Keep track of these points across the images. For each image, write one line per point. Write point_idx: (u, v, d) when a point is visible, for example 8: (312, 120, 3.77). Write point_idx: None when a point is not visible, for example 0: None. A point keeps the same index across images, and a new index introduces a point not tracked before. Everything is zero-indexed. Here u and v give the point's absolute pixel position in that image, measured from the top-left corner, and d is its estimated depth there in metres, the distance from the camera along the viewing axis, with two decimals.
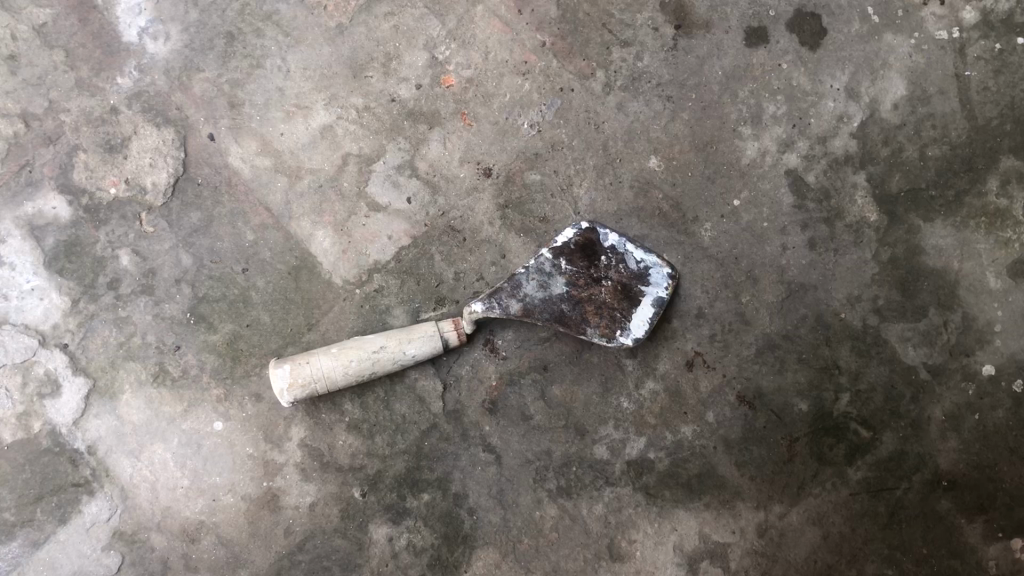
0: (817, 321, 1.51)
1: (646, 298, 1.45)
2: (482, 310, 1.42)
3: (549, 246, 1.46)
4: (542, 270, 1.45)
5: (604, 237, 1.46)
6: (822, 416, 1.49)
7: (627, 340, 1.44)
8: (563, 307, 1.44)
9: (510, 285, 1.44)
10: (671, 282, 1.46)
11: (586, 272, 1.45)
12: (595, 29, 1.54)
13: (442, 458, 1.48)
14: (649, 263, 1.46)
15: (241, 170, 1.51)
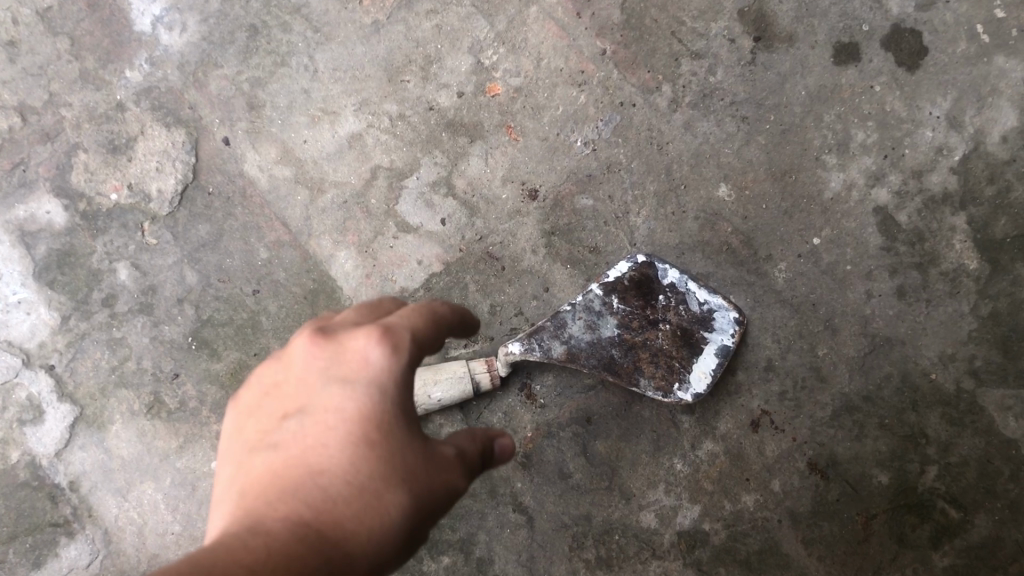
0: (904, 381, 1.31)
1: (709, 347, 1.25)
2: (519, 352, 1.24)
3: (600, 281, 1.27)
4: (591, 308, 1.26)
5: (662, 273, 1.27)
6: (904, 491, 1.30)
7: (685, 395, 1.25)
8: (612, 353, 1.25)
9: (553, 324, 1.26)
10: (739, 329, 1.25)
11: (641, 313, 1.26)
12: (663, 38, 1.36)
13: (466, 517, 1.32)
14: (714, 305, 1.26)
15: (257, 180, 1.35)
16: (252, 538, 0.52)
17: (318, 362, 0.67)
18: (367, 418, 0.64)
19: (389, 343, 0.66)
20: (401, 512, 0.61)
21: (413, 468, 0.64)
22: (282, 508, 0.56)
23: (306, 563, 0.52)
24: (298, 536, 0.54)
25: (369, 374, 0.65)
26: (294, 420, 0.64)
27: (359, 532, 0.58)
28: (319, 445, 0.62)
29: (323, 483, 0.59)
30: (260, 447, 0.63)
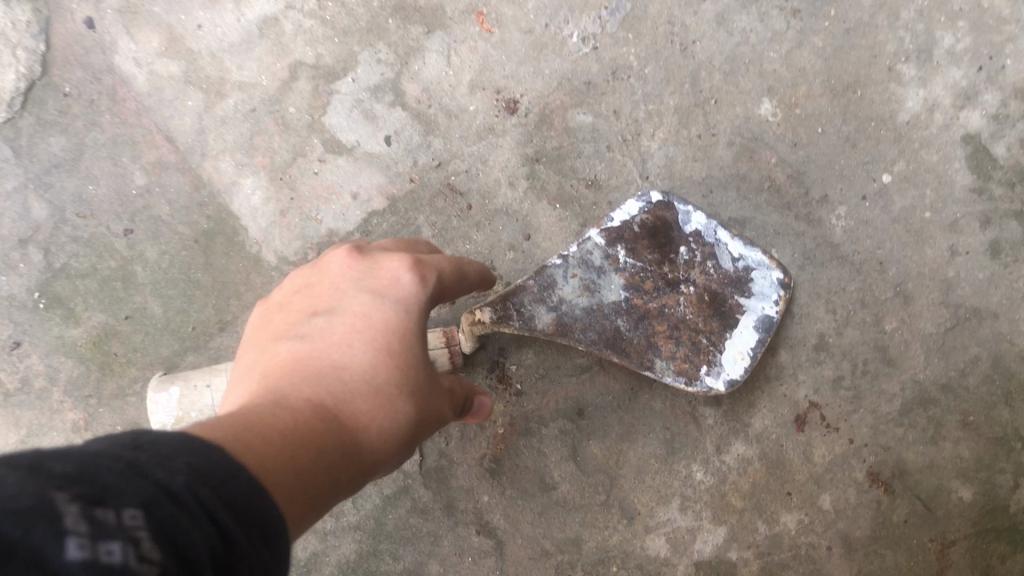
0: (995, 367, 0.99)
1: (748, 317, 0.92)
2: (492, 323, 0.90)
3: (600, 227, 0.93)
4: (589, 264, 0.92)
5: (683, 218, 0.93)
6: (991, 511, 0.98)
7: (715, 384, 0.92)
8: (618, 324, 0.92)
9: (538, 284, 0.91)
10: (784, 294, 0.93)
11: (657, 272, 0.92)
12: None
13: (414, 541, 0.98)
14: (753, 261, 0.93)
15: (132, 77, 0.99)
16: (271, 418, 0.50)
17: (352, 271, 0.66)
18: (395, 330, 0.62)
19: (421, 270, 0.67)
20: (408, 420, 0.59)
21: (424, 385, 0.62)
22: (302, 389, 0.55)
23: (313, 453, 0.50)
24: (316, 421, 0.53)
25: (398, 292, 0.64)
26: (320, 318, 0.62)
27: (370, 429, 0.56)
28: (340, 342, 0.60)
29: (339, 379, 0.57)
30: (285, 337, 0.61)
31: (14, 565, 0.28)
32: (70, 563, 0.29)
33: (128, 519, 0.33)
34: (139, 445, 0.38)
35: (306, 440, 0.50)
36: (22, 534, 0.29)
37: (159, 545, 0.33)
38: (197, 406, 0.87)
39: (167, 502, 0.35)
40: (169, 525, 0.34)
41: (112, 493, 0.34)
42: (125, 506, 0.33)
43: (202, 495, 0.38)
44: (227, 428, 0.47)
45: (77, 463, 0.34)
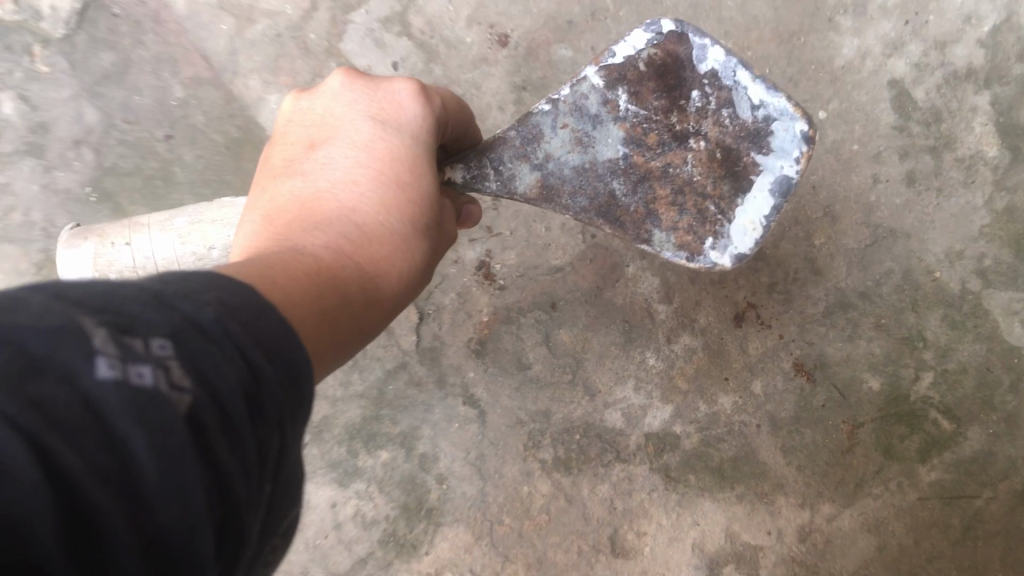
0: (905, 278, 1.18)
1: (764, 182, 0.81)
2: (465, 178, 0.83)
3: (599, 66, 0.84)
4: (583, 111, 0.83)
5: (697, 55, 0.83)
6: (895, 399, 1.18)
7: (720, 260, 0.82)
8: (612, 185, 0.83)
9: (520, 136, 0.83)
10: (808, 150, 0.81)
11: (662, 121, 0.83)
12: None
13: (409, 408, 1.15)
14: (772, 111, 0.81)
15: (173, 2, 1.13)
16: (303, 259, 0.59)
17: (355, 98, 0.74)
18: (403, 162, 0.71)
19: (422, 95, 0.74)
20: (418, 257, 0.70)
21: (432, 218, 0.72)
22: (320, 229, 0.64)
23: (349, 289, 0.60)
24: (341, 266, 0.62)
25: (400, 121, 0.73)
26: (330, 156, 0.72)
27: (390, 264, 0.67)
28: (352, 183, 0.69)
29: (357, 218, 0.67)
30: (295, 173, 0.71)
31: (44, 378, 0.31)
32: (100, 381, 0.32)
33: (157, 347, 0.34)
34: (166, 281, 0.39)
35: (337, 284, 0.60)
36: (53, 349, 0.32)
37: (191, 374, 0.35)
38: (115, 265, 0.90)
39: (197, 334, 0.36)
40: (198, 354, 0.36)
41: (138, 321, 0.35)
42: (154, 337, 0.35)
43: (231, 327, 0.38)
44: (260, 264, 0.54)
45: (101, 291, 0.35)
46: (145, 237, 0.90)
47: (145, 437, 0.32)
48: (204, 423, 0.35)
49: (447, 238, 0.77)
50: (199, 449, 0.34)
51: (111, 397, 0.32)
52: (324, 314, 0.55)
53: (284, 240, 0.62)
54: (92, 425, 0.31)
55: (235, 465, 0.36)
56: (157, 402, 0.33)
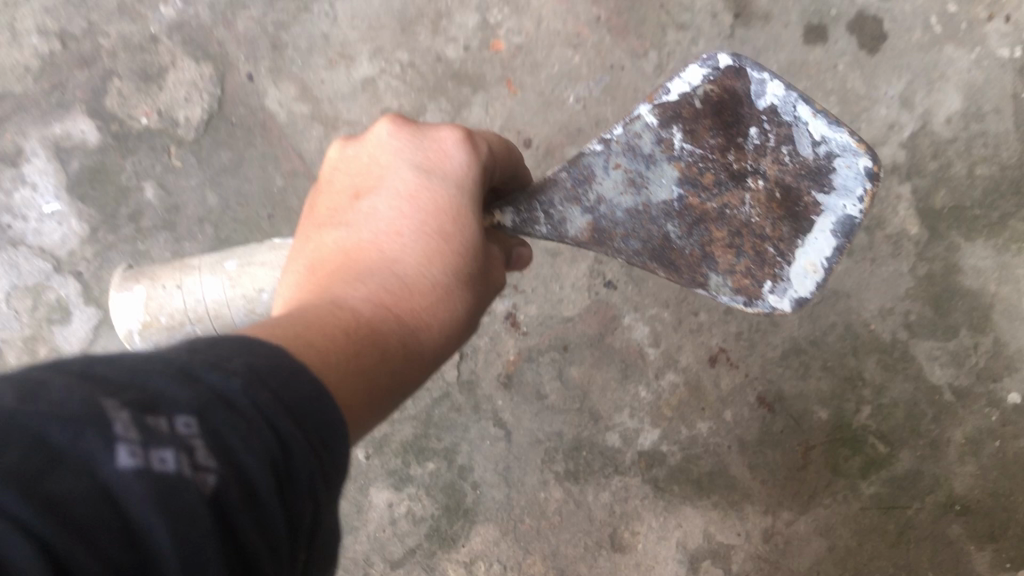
0: (847, 330, 1.47)
1: (828, 221, 0.93)
2: (520, 223, 0.97)
3: (652, 105, 0.98)
4: (635, 150, 0.98)
5: (756, 92, 0.95)
6: (840, 426, 1.47)
7: (781, 304, 0.95)
8: (668, 227, 0.96)
9: (574, 179, 0.98)
10: (870, 186, 0.92)
11: (719, 162, 0.95)
12: (653, 9, 1.47)
13: (451, 428, 1.47)
14: (832, 147, 0.92)
15: (276, 113, 1.47)
16: (353, 314, 0.70)
17: (405, 150, 0.85)
18: (446, 213, 0.81)
19: (467, 151, 0.85)
20: (459, 306, 0.79)
21: (473, 265, 0.81)
22: (361, 281, 0.74)
23: (392, 344, 0.71)
24: (382, 323, 0.71)
25: (445, 173, 0.83)
26: (377, 204, 0.82)
27: (434, 317, 0.76)
28: (397, 235, 0.79)
29: (397, 270, 0.77)
30: (345, 221, 0.82)
31: (68, 469, 0.37)
32: (119, 467, 0.38)
33: (181, 427, 0.42)
34: (198, 349, 0.48)
35: (381, 338, 0.70)
36: (74, 439, 0.38)
37: (212, 454, 0.42)
38: (164, 307, 1.02)
39: (220, 404, 0.44)
40: (217, 426, 0.43)
41: (167, 402, 0.43)
42: (179, 415, 0.43)
43: (258, 399, 0.46)
44: (305, 323, 0.64)
45: (132, 370, 0.43)
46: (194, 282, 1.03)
47: (165, 520, 0.38)
48: (230, 500, 0.42)
49: (491, 285, 0.86)
50: (223, 526, 0.41)
51: (131, 481, 0.38)
52: (366, 364, 0.66)
53: (329, 292, 0.72)
54: (110, 510, 0.37)
55: (257, 536, 0.43)
56: (176, 484, 0.39)
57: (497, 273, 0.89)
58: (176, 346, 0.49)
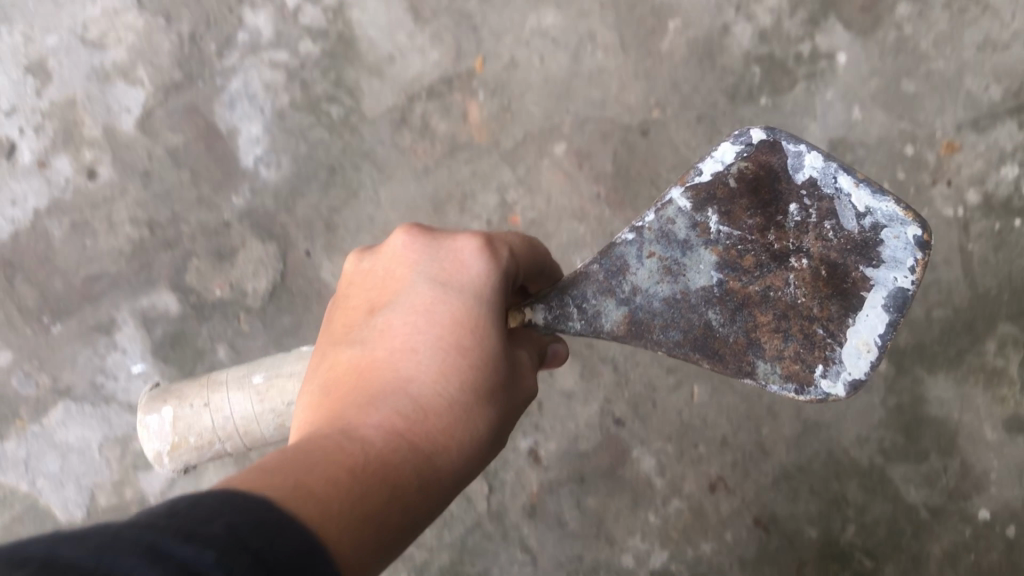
0: (829, 456, 1.67)
1: (879, 293, 1.03)
2: (552, 321, 1.11)
3: (685, 188, 1.11)
4: (673, 237, 1.10)
5: (794, 168, 1.08)
6: (830, 544, 1.65)
7: (835, 388, 1.05)
8: (710, 316, 1.08)
9: (607, 270, 1.11)
10: (921, 256, 1.03)
11: (759, 241, 1.07)
12: (644, 185, 1.74)
13: (484, 554, 1.71)
14: (876, 221, 1.04)
15: (330, 283, 1.72)
16: (372, 433, 0.86)
17: (422, 265, 1.03)
18: (461, 330, 0.96)
19: (485, 265, 1.01)
20: (478, 417, 0.94)
21: (491, 375, 0.96)
22: (384, 403, 0.91)
23: (411, 457, 0.87)
24: (399, 447, 0.87)
25: (462, 287, 0.99)
26: (403, 322, 0.99)
27: (452, 432, 0.92)
28: (420, 354, 0.95)
29: (417, 390, 0.93)
30: (375, 336, 0.99)
31: None
32: None
33: None
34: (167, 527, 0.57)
35: (401, 453, 0.86)
36: None
37: None
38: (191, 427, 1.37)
39: None
40: None
41: None
42: None
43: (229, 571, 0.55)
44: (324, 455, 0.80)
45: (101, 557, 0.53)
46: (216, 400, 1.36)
47: None
48: None
49: (518, 389, 1.01)
50: None
51: None
52: (385, 477, 0.82)
53: (356, 414, 0.89)
54: None
55: None
56: None
57: (527, 377, 1.04)
58: (155, 509, 0.60)
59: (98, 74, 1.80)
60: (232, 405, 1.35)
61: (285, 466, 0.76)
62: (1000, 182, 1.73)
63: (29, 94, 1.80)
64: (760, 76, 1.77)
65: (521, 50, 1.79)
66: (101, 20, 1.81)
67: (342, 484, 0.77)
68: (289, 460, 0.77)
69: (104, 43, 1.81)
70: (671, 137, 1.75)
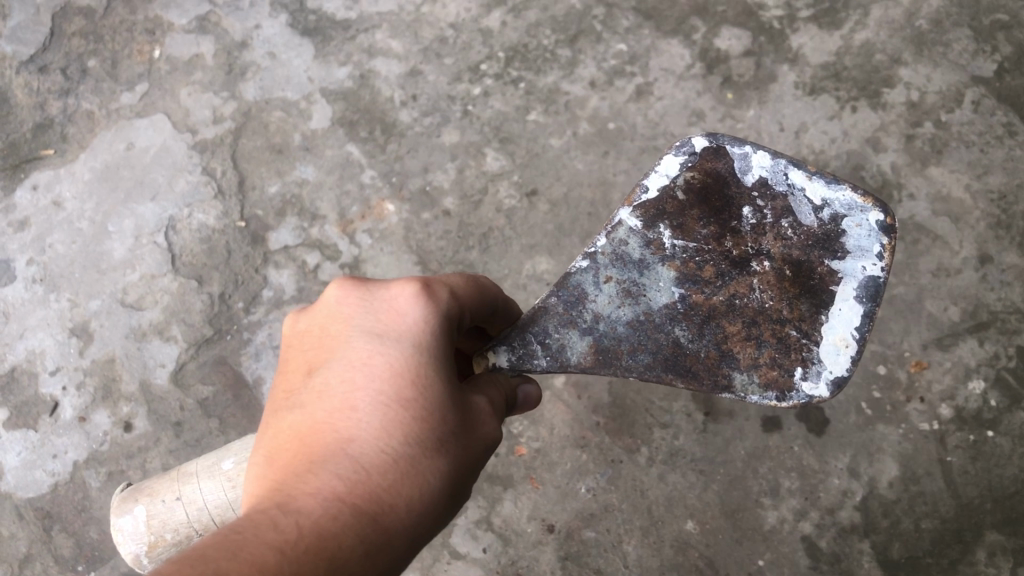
0: None
1: (849, 284, 1.12)
2: (516, 360, 1.12)
3: (633, 210, 1.17)
4: (628, 259, 1.14)
5: (743, 171, 1.17)
6: None
7: (819, 389, 1.10)
8: (677, 334, 1.11)
9: (564, 302, 1.13)
10: (887, 238, 1.13)
11: (717, 250, 1.13)
12: (640, 413, 1.91)
13: None
14: (833, 211, 1.14)
15: None
16: (309, 504, 0.80)
17: (358, 319, 0.98)
18: (403, 380, 0.92)
19: (422, 311, 0.97)
20: (429, 469, 0.89)
21: (439, 426, 0.92)
22: (323, 467, 0.85)
23: (355, 525, 0.81)
24: (340, 511, 0.81)
25: (400, 335, 0.95)
26: (338, 377, 0.94)
27: (400, 489, 0.87)
28: (360, 411, 0.90)
29: (359, 449, 0.87)
30: (310, 395, 0.94)
31: None
32: None
33: None
34: None
35: (341, 524, 0.80)
36: None
37: None
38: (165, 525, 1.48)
39: None
40: None
41: None
42: None
43: None
44: (248, 533, 0.75)
45: None
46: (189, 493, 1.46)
47: None
48: None
49: (473, 435, 0.97)
50: None
51: None
52: (322, 554, 0.76)
53: (290, 483, 0.83)
54: None
55: None
56: None
57: (486, 425, 1.00)
58: None
59: (135, 333, 1.99)
60: (204, 497, 1.44)
61: (205, 559, 0.69)
62: (969, 395, 1.87)
63: (73, 354, 2.00)
64: None
65: (519, 293, 1.97)
66: (139, 284, 2.03)
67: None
68: (210, 548, 0.71)
69: (141, 305, 2.01)
70: None
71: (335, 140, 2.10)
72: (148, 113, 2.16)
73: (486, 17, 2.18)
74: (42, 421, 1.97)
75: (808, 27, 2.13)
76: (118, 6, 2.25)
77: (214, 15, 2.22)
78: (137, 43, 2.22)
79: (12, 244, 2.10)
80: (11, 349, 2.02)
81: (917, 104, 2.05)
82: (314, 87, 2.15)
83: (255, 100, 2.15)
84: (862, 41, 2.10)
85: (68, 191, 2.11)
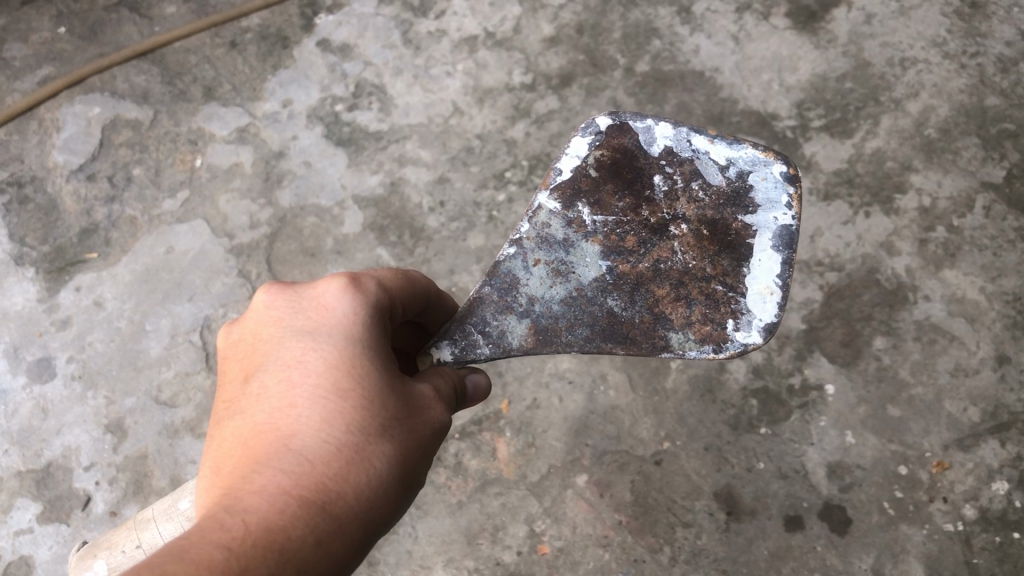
0: None
1: (765, 235, 1.18)
2: (457, 351, 1.14)
3: (550, 192, 1.22)
4: (552, 240, 1.19)
5: (649, 146, 1.24)
6: None
7: (752, 337, 1.15)
8: (612, 304, 1.15)
9: (498, 291, 1.16)
10: (794, 187, 1.21)
11: (635, 220, 1.18)
12: (662, 511, 1.92)
13: None
14: (738, 169, 1.22)
15: None
16: (256, 498, 0.84)
17: (289, 319, 1.03)
18: (339, 369, 0.97)
19: (352, 304, 1.02)
20: (375, 454, 0.94)
21: (379, 412, 0.96)
22: (270, 463, 0.89)
23: (305, 515, 0.85)
24: (288, 504, 0.85)
25: (332, 329, 1.00)
26: (275, 377, 0.98)
27: (347, 477, 0.91)
28: (302, 407, 0.94)
29: (303, 442, 0.91)
30: (250, 399, 0.97)
31: None
32: None
33: None
34: None
35: (290, 515, 0.84)
36: None
37: None
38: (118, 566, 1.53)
39: None
40: None
41: None
42: None
43: None
44: (196, 535, 0.78)
45: None
46: (152, 528, 1.50)
47: None
48: None
49: (419, 421, 1.01)
50: None
51: None
52: (271, 546, 0.80)
53: (238, 482, 0.87)
54: None
55: None
56: None
57: (434, 412, 1.04)
58: None
59: (168, 429, 2.06)
60: (162, 538, 1.47)
61: (151, 563, 0.71)
62: (992, 496, 1.87)
63: (107, 450, 2.06)
64: (758, 406, 1.98)
65: (541, 391, 2.03)
66: (174, 382, 2.10)
67: (223, 567, 0.74)
68: (158, 550, 0.74)
69: (175, 402, 2.08)
70: (682, 465, 1.95)
71: (366, 244, 2.19)
72: (188, 218, 2.26)
73: (511, 128, 2.29)
74: (74, 515, 2.01)
75: (821, 136, 2.22)
76: (164, 118, 2.37)
77: (253, 126, 2.35)
78: (180, 152, 2.34)
79: (54, 342, 2.18)
80: (48, 444, 2.08)
81: (929, 210, 2.11)
82: (347, 195, 2.26)
83: (291, 206, 2.25)
84: (873, 149, 2.18)
85: (109, 292, 2.20)
